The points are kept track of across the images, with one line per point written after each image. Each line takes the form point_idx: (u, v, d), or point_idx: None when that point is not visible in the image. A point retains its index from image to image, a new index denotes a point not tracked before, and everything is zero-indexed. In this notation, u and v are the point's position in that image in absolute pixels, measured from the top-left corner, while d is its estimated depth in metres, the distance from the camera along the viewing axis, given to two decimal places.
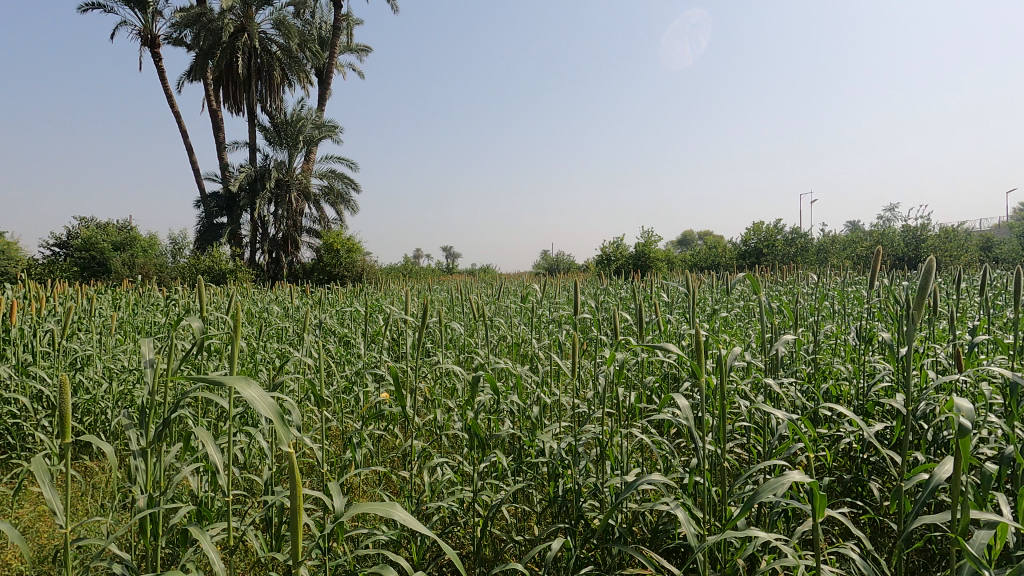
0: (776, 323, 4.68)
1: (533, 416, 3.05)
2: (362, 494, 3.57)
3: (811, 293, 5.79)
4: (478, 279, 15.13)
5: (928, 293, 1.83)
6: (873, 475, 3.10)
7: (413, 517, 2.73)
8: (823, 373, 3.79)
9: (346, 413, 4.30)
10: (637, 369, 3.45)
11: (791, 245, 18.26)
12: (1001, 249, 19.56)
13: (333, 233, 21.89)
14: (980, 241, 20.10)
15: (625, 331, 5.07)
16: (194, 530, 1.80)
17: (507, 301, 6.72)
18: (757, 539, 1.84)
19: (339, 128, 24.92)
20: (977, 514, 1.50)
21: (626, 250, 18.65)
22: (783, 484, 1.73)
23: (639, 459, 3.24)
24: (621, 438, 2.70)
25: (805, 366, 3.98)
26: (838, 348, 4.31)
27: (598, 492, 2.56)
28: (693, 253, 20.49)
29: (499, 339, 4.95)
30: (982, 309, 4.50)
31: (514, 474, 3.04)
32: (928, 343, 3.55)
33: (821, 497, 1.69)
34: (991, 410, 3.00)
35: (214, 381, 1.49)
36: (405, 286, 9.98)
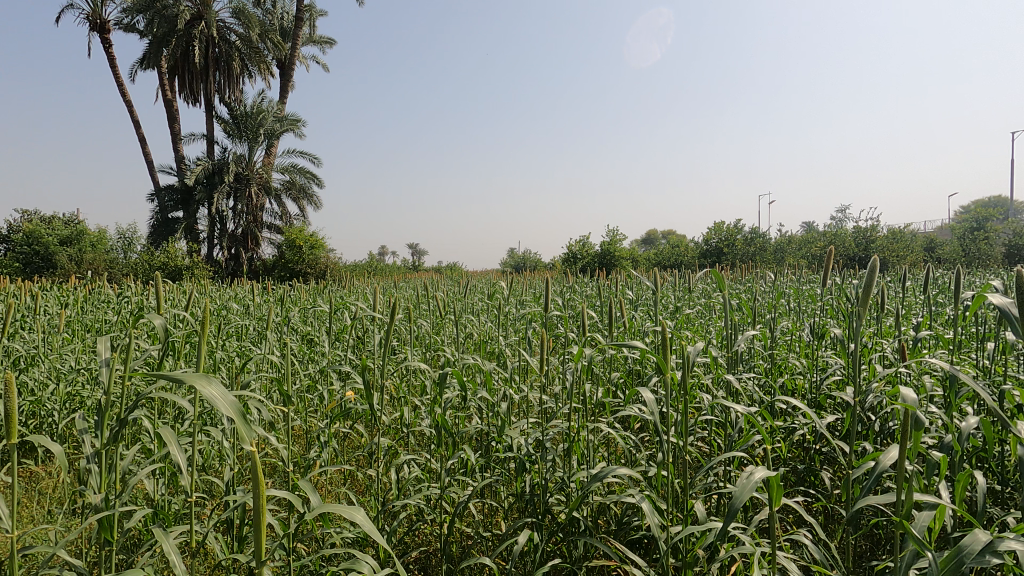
0: (736, 319, 4.83)
1: (501, 412, 3.06)
2: (327, 493, 3.54)
3: (768, 291, 5.98)
4: (441, 277, 15.03)
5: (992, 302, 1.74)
6: (826, 465, 3.25)
7: (380, 515, 2.71)
8: (779, 367, 3.94)
9: (310, 412, 4.23)
10: (603, 366, 3.48)
11: (751, 244, 18.78)
12: (943, 249, 20.56)
13: (295, 229, 21.40)
14: (925, 240, 21.11)
15: (591, 329, 5.13)
16: (155, 532, 1.73)
17: (474, 299, 6.71)
18: (718, 528, 1.90)
19: (301, 121, 24.37)
20: (920, 496, 1.58)
21: (592, 249, 18.86)
22: (744, 476, 1.77)
23: (604, 453, 3.29)
24: (587, 433, 2.73)
25: (762, 361, 4.12)
26: (793, 344, 4.46)
27: (565, 486, 2.57)
28: (656, 252, 20.88)
29: (467, 337, 4.93)
30: (924, 306, 4.74)
31: (482, 471, 3.05)
32: (876, 338, 3.72)
33: (777, 487, 1.75)
34: (931, 402, 3.15)
35: (173, 379, 1.42)
36: (370, 283, 9.82)
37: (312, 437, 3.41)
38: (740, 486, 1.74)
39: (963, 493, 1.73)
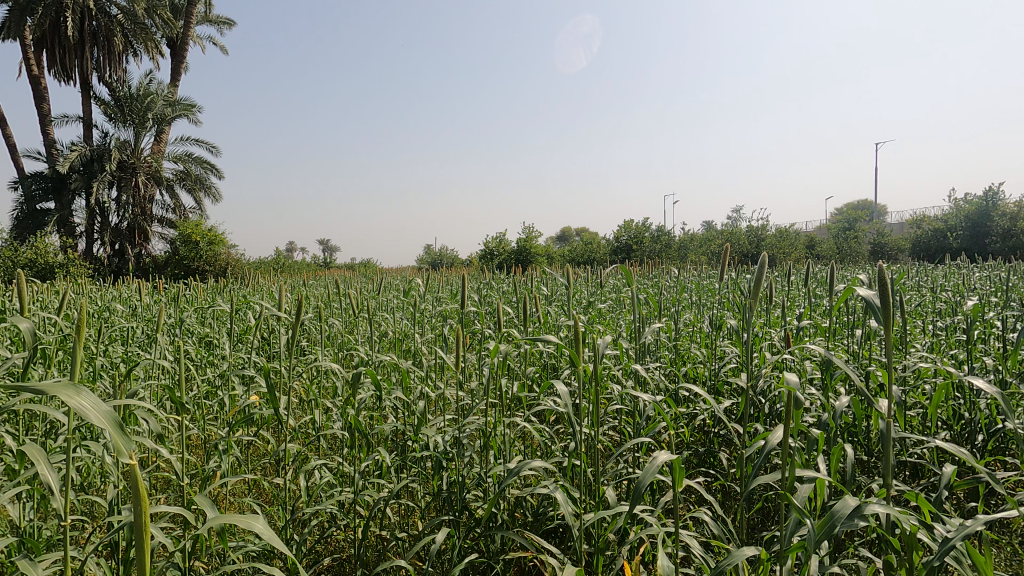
0: (644, 313, 5.07)
1: (417, 410, 3.00)
2: (229, 505, 3.30)
3: (672, 285, 6.34)
4: (354, 275, 14.52)
5: (860, 293, 1.93)
6: (723, 447, 3.50)
7: (288, 525, 2.57)
8: (682, 357, 4.18)
9: (208, 420, 3.93)
10: (519, 361, 3.52)
11: (657, 242, 19.79)
12: (821, 247, 22.81)
13: (190, 223, 19.78)
14: (807, 238, 23.33)
15: (507, 324, 5.17)
16: (19, 563, 1.53)
17: (389, 296, 6.54)
18: (627, 512, 1.99)
19: (196, 106, 22.54)
20: (802, 470, 1.74)
21: (508, 245, 19.03)
22: (649, 460, 1.86)
23: (521, 447, 3.33)
24: (503, 428, 2.75)
25: (667, 351, 4.35)
26: (694, 335, 4.76)
27: (481, 482, 2.58)
28: (570, 249, 21.46)
29: (382, 335, 4.80)
30: (806, 298, 5.23)
31: (397, 471, 2.99)
32: (766, 328, 4.05)
33: (680, 469, 1.86)
34: (812, 384, 3.49)
35: (36, 391, 1.25)
36: (277, 281, 9.29)
37: (210, 444, 3.18)
38: (645, 471, 1.82)
39: (837, 465, 1.93)
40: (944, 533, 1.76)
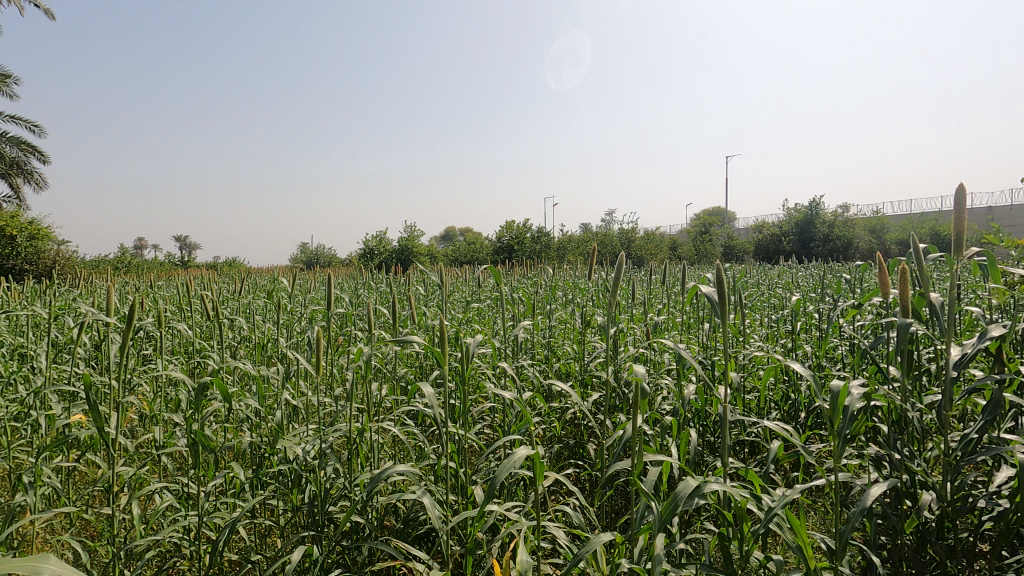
0: (520, 311, 5.17)
1: (276, 420, 2.77)
2: (43, 545, 2.81)
3: (547, 284, 6.54)
4: (214, 275, 13.22)
5: (701, 288, 2.11)
6: (591, 438, 3.67)
7: (116, 561, 2.24)
8: (554, 353, 4.32)
9: (16, 446, 3.32)
10: (390, 363, 3.40)
11: (538, 242, 20.41)
12: (682, 248, 25.00)
13: (4, 214, 16.76)
14: (670, 239, 25.44)
15: (382, 325, 4.99)
16: None
17: (252, 297, 6.02)
18: (492, 510, 1.99)
19: (12, 77, 19.15)
20: (653, 456, 1.85)
21: (389, 244, 18.51)
22: (512, 458, 1.86)
23: (393, 452, 3.23)
24: (371, 433, 2.63)
25: (541, 349, 4.48)
26: (566, 332, 4.95)
27: (346, 492, 2.45)
28: (453, 249, 21.41)
29: (241, 340, 4.41)
30: (665, 295, 5.67)
31: (254, 489, 2.73)
32: (629, 324, 4.32)
33: (541, 463, 1.89)
34: (669, 374, 3.77)
35: None
36: (117, 283, 8.18)
37: (14, 475, 2.69)
38: (503, 467, 1.83)
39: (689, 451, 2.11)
40: (769, 503, 2.00)
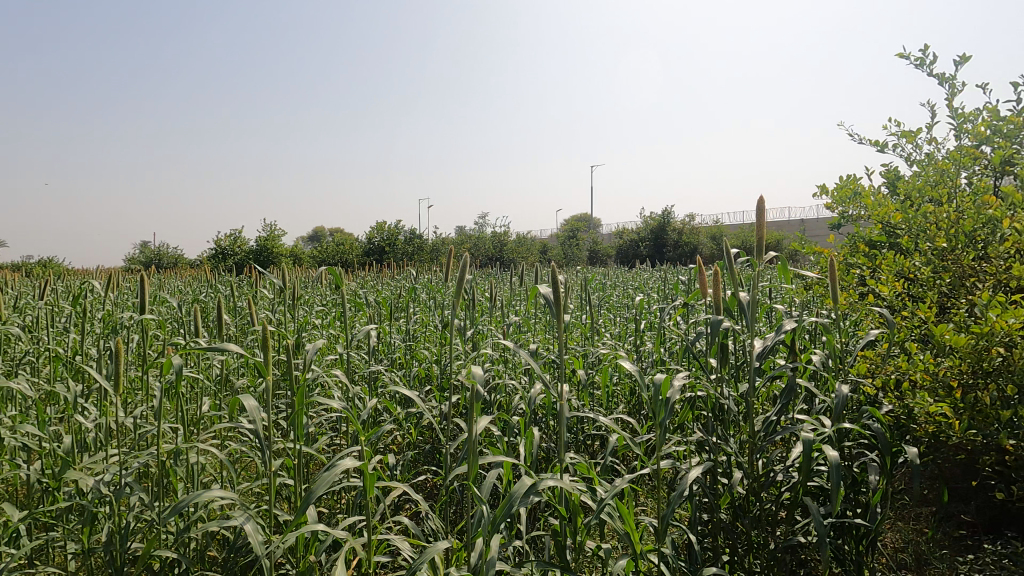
0: (379, 314, 4.99)
1: (67, 448, 2.35)
2: None
3: (411, 286, 6.40)
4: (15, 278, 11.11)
5: (540, 290, 2.18)
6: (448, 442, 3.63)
7: None
8: (413, 357, 4.22)
9: None
10: (222, 374, 3.07)
11: (409, 243, 20.02)
12: (551, 251, 26.05)
13: None
14: (540, 243, 26.37)
15: (221, 332, 4.52)
16: None
17: (58, 303, 5.14)
18: (319, 530, 1.86)
19: None
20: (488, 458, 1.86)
21: (244, 243, 16.98)
22: (334, 472, 1.75)
23: (225, 473, 2.91)
24: (189, 456, 2.34)
25: (400, 353, 4.35)
26: (427, 334, 4.86)
27: (156, 525, 2.14)
28: (319, 249, 20.25)
29: (36, 354, 3.72)
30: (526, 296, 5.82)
31: (37, 531, 2.29)
32: (488, 325, 4.36)
33: (368, 474, 1.83)
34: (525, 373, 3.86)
35: None
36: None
37: None
38: (319, 482, 1.72)
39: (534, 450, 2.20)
40: (602, 495, 2.11)
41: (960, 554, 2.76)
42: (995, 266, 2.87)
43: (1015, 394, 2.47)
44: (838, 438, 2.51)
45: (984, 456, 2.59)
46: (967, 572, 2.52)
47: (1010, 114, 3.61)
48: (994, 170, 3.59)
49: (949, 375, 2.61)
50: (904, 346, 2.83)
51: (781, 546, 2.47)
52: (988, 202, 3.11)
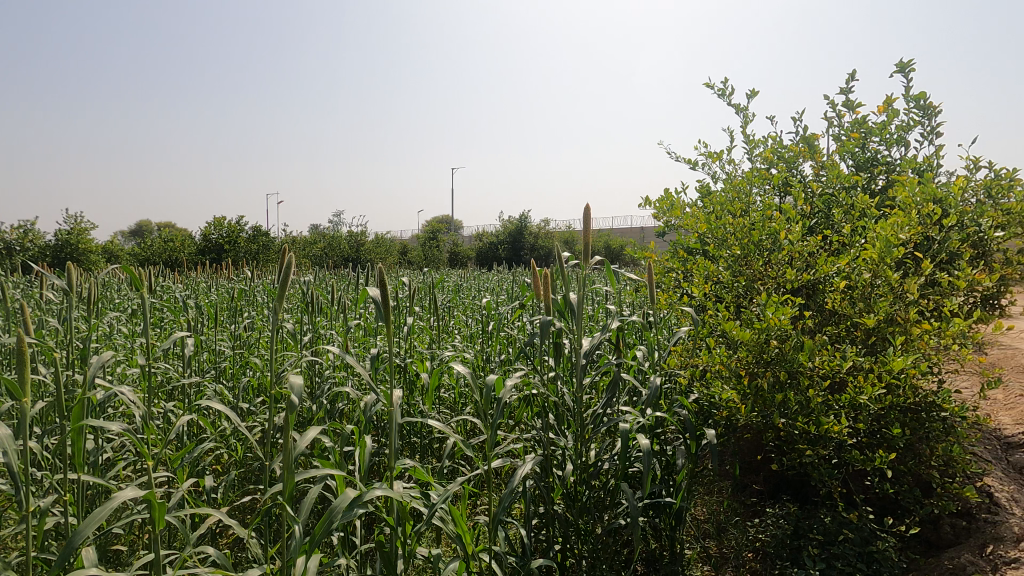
0: (204, 321, 4.47)
1: None
2: None
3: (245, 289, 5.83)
4: None
5: (369, 293, 2.07)
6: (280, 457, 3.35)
7: None
8: (242, 367, 3.84)
9: None
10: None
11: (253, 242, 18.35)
12: (411, 253, 25.60)
13: None
14: (399, 244, 25.79)
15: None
16: None
17: None
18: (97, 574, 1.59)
19: None
20: (305, 475, 1.74)
21: (37, 239, 14.23)
22: (109, 506, 1.52)
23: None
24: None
25: (227, 363, 3.93)
26: (261, 342, 4.46)
27: None
28: (141, 248, 17.70)
29: None
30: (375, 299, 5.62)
31: None
32: (329, 330, 4.11)
33: (156, 501, 1.67)
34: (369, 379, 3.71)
35: None
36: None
37: None
38: (89, 519, 1.48)
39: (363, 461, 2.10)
40: (434, 499, 2.06)
41: (750, 518, 3.22)
42: (775, 272, 3.40)
43: (787, 379, 2.95)
44: (652, 425, 2.77)
45: (765, 432, 3.05)
46: (753, 534, 2.95)
47: (788, 144, 4.31)
48: (778, 189, 4.24)
49: (739, 365, 3.03)
50: (707, 341, 3.23)
51: (605, 530, 2.66)
52: (772, 216, 3.62)
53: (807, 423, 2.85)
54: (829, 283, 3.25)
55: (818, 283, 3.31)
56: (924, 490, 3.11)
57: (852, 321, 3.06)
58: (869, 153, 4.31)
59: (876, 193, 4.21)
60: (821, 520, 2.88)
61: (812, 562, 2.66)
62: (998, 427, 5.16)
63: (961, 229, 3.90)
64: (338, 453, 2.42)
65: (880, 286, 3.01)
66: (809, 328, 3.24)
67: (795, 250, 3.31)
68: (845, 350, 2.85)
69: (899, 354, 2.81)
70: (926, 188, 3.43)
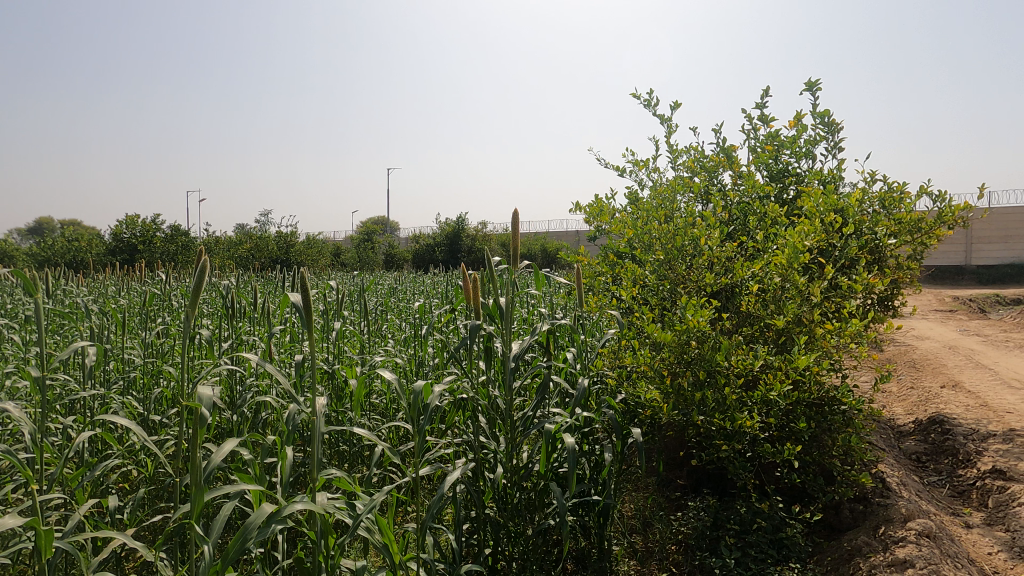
0: (109, 328, 4.14)
1: None
2: None
3: (159, 293, 5.46)
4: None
5: (290, 298, 1.98)
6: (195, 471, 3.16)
7: None
8: (153, 378, 3.59)
9: None
10: None
11: None
12: (345, 254, 24.88)
13: None
14: (332, 246, 25.01)
15: None
16: None
17: None
18: None
19: None
20: (218, 490, 1.64)
21: None
22: None
23: None
24: None
25: (136, 373, 3.66)
26: (175, 349, 4.18)
27: None
28: (39, 248, 16.18)
29: None
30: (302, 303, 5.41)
31: None
32: (253, 337, 3.93)
33: (42, 525, 1.56)
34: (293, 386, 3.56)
35: None
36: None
37: None
38: None
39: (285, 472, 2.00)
40: (359, 509, 1.99)
41: (674, 512, 3.36)
42: (696, 276, 3.58)
43: (706, 378, 3.11)
44: (580, 425, 2.84)
45: (687, 429, 3.21)
46: (676, 527, 3.08)
47: (709, 154, 4.55)
48: (699, 197, 4.46)
49: (662, 365, 3.17)
50: (633, 343, 3.35)
51: (535, 532, 2.68)
52: (694, 222, 3.79)
53: (723, 420, 3.01)
54: (744, 286, 3.45)
55: (735, 286, 3.52)
56: (827, 478, 3.36)
57: (764, 322, 3.27)
58: (781, 165, 4.62)
59: (787, 202, 4.52)
60: (737, 511, 3.05)
61: (728, 551, 2.81)
62: (892, 417, 5.67)
63: (860, 237, 4.26)
64: (257, 463, 2.30)
65: (789, 289, 3.23)
66: (727, 329, 3.43)
67: (714, 255, 3.49)
68: (757, 349, 3.04)
69: (804, 354, 3.03)
70: (828, 199, 3.73)
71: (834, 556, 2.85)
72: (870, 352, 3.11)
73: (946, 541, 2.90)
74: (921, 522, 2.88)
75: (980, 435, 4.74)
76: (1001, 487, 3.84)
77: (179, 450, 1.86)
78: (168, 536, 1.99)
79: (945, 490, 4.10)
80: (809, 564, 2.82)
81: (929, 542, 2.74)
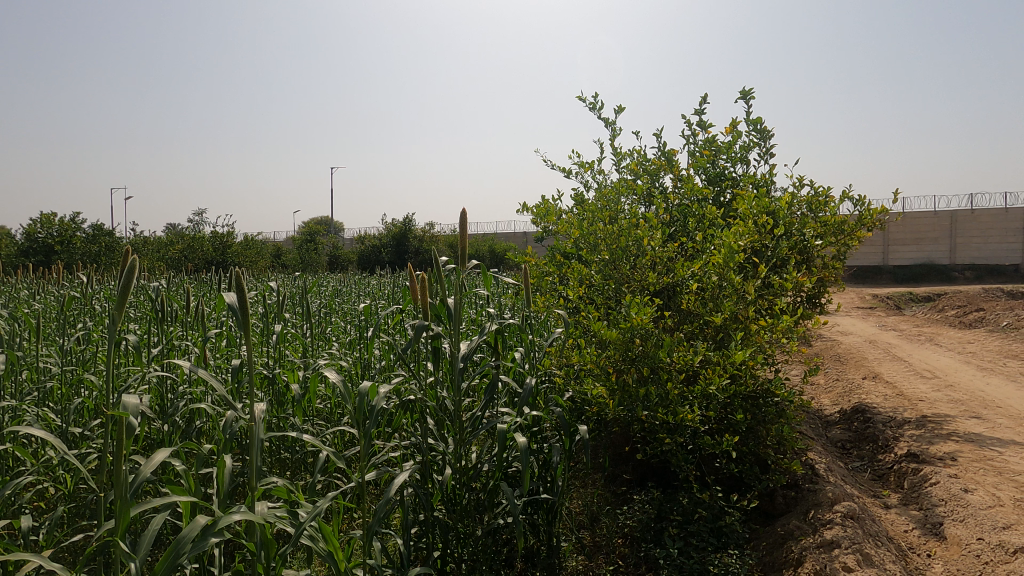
0: (21, 335, 3.82)
1: None
2: None
3: (78, 296, 5.08)
4: None
5: (226, 299, 1.88)
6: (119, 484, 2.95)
7: None
8: (71, 387, 3.33)
9: None
10: None
11: None
12: (286, 254, 23.98)
13: None
14: (272, 246, 24.07)
15: None
16: None
17: None
18: None
19: None
20: (148, 502, 1.54)
21: None
22: None
23: None
24: None
25: (51, 384, 3.38)
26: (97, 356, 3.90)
27: None
28: None
29: None
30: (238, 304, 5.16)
31: None
32: (184, 342, 3.71)
33: None
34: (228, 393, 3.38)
35: None
36: None
37: None
38: None
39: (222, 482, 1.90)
40: (303, 518, 1.91)
41: (620, 506, 3.45)
42: (640, 275, 3.68)
43: (649, 374, 3.20)
44: (528, 424, 2.85)
45: (632, 425, 3.28)
46: (622, 521, 3.15)
47: (651, 158, 4.69)
48: (642, 198, 4.58)
49: (608, 363, 3.24)
50: (579, 341, 3.40)
51: (484, 532, 2.68)
52: (638, 222, 3.90)
53: (666, 414, 3.10)
54: (685, 285, 3.58)
55: (677, 285, 3.64)
56: (762, 468, 3.53)
57: (703, 320, 3.40)
58: (718, 169, 4.83)
59: (724, 205, 4.72)
60: (680, 502, 3.16)
61: (672, 541, 2.91)
62: (820, 408, 6.03)
63: (790, 238, 4.51)
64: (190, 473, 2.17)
65: (726, 288, 3.37)
66: (669, 327, 3.54)
67: (656, 256, 3.61)
68: (697, 346, 3.16)
69: (741, 349, 3.17)
70: (761, 202, 3.92)
71: (768, 541, 3.01)
72: (799, 346, 3.29)
73: (868, 521, 3.11)
74: (846, 505, 3.07)
75: (896, 422, 5.12)
76: (915, 469, 4.16)
77: (104, 463, 1.71)
78: (91, 555, 1.85)
79: (867, 474, 4.40)
80: (745, 550, 2.96)
81: (853, 523, 2.93)
